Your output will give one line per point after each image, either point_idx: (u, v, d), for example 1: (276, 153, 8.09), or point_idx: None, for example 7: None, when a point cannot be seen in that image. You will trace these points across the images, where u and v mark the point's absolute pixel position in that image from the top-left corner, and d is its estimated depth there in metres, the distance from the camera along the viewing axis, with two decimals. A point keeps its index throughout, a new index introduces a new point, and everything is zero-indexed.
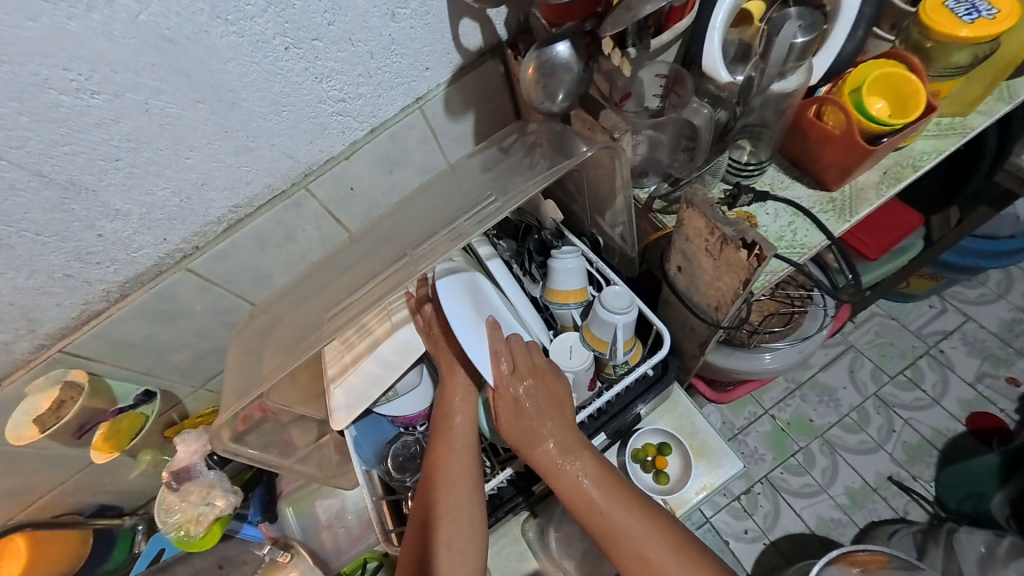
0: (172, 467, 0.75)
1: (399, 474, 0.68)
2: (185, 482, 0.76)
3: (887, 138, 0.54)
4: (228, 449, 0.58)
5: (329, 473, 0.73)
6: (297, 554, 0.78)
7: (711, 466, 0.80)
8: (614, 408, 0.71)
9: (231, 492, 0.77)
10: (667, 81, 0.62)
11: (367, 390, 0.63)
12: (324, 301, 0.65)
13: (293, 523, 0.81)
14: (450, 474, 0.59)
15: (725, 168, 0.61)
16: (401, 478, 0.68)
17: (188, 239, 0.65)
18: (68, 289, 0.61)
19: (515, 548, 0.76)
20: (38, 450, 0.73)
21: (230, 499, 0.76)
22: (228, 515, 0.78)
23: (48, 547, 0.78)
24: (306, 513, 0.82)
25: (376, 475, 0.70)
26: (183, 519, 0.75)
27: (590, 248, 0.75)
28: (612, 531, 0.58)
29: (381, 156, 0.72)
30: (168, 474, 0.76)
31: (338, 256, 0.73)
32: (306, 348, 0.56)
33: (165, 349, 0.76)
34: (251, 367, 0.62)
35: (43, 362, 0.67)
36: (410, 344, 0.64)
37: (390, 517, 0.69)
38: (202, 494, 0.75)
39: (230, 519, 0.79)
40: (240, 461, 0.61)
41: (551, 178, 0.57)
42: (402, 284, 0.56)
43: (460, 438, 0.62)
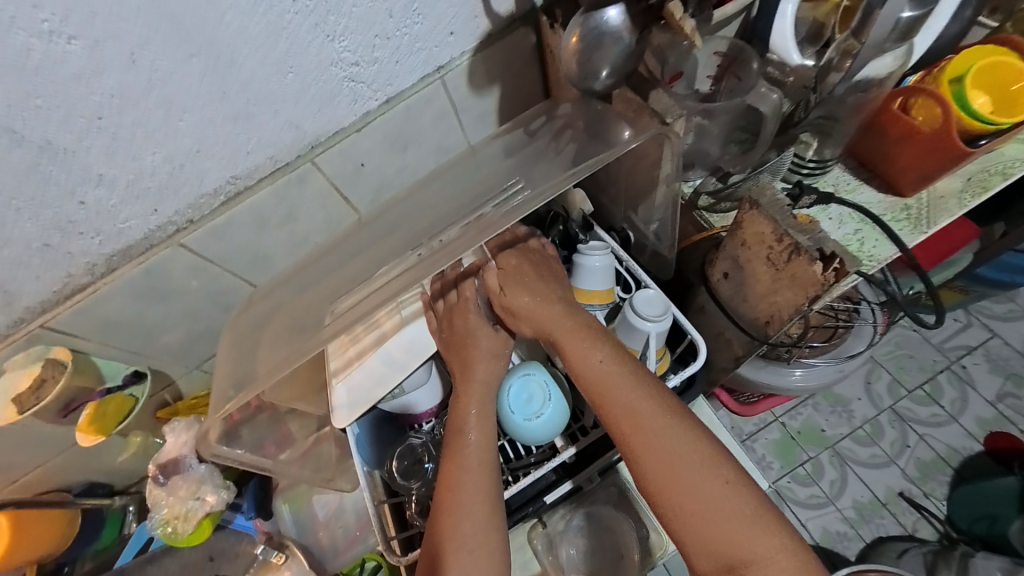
0: (160, 458, 0.73)
1: (405, 480, 0.64)
2: (172, 476, 0.73)
3: (987, 141, 0.48)
4: (214, 454, 0.53)
5: (327, 475, 0.69)
6: (291, 555, 0.74)
7: None
8: None
9: (222, 487, 0.74)
10: (724, 61, 0.54)
11: (374, 388, 0.58)
12: (325, 293, 0.60)
13: (287, 521, 0.78)
14: (465, 483, 0.55)
15: (787, 165, 0.57)
16: (406, 484, 0.63)
17: (180, 212, 0.59)
18: (47, 261, 0.56)
19: (519, 556, 0.72)
20: (19, 429, 0.69)
21: (221, 495, 0.73)
22: (219, 511, 0.74)
23: (28, 531, 0.73)
24: (303, 511, 0.79)
25: (378, 476, 0.66)
26: (170, 515, 0.72)
27: (619, 245, 0.68)
28: (668, 482, 0.48)
29: (395, 131, 0.66)
30: (156, 467, 0.73)
31: (345, 240, 0.68)
32: (310, 342, 0.51)
33: (156, 329, 0.70)
34: (248, 357, 0.58)
35: (24, 337, 0.62)
36: (418, 343, 0.59)
37: (392, 522, 0.64)
38: (191, 490, 0.72)
39: (222, 512, 0.76)
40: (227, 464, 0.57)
41: (589, 170, 0.50)
42: (417, 279, 0.51)
43: (478, 456, 0.56)
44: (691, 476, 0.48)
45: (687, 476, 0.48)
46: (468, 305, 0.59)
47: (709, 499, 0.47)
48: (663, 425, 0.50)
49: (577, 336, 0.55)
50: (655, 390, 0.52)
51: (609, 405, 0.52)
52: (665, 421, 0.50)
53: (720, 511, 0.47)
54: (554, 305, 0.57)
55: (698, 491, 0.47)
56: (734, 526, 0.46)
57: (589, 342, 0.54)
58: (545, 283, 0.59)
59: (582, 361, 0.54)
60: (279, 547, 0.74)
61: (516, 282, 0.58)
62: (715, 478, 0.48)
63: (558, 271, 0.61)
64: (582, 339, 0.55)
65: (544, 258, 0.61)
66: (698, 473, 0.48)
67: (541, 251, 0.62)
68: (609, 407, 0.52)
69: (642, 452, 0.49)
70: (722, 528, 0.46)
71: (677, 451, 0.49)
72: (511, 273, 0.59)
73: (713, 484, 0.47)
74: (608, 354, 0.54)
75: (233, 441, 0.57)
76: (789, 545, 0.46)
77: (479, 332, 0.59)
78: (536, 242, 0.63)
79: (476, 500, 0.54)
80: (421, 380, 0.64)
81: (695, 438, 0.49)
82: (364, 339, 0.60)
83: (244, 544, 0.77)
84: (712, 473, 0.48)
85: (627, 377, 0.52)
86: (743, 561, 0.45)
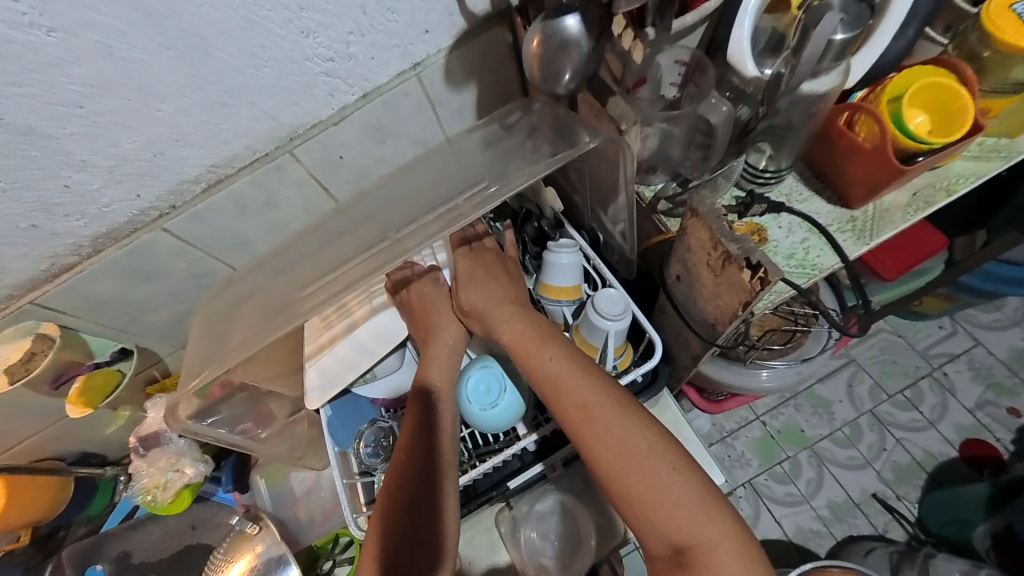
0: (138, 433, 0.77)
1: (370, 460, 0.66)
2: (151, 448, 0.78)
3: (923, 158, 0.51)
4: (185, 428, 0.56)
5: (299, 453, 0.74)
6: (265, 527, 0.77)
7: None
8: None
9: (200, 461, 0.78)
10: (687, 68, 0.57)
11: (343, 372, 0.62)
12: (298, 279, 0.62)
13: (264, 494, 0.81)
14: (425, 467, 0.57)
15: (740, 173, 0.59)
16: (372, 464, 0.65)
17: (162, 197, 0.62)
18: (34, 239, 0.60)
19: (486, 539, 0.75)
20: (11, 399, 0.72)
21: (198, 468, 0.78)
22: (198, 482, 0.78)
23: (23, 495, 0.77)
24: (280, 486, 0.81)
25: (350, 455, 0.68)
26: (149, 484, 0.76)
27: (588, 243, 0.70)
28: (618, 471, 0.51)
29: (372, 123, 0.68)
30: (135, 441, 0.78)
31: (323, 226, 0.70)
32: (279, 323, 0.54)
33: (142, 307, 0.74)
34: (222, 337, 0.61)
35: (14, 311, 0.65)
36: (387, 330, 0.63)
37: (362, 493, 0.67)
38: (170, 461, 0.76)
39: (202, 483, 0.81)
40: (202, 440, 0.59)
41: (551, 166, 0.53)
42: (379, 268, 0.53)
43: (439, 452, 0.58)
44: (644, 466, 0.51)
45: (639, 465, 0.51)
46: (433, 293, 0.63)
47: (661, 486, 0.50)
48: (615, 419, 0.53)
49: (533, 335, 0.58)
50: (607, 387, 0.55)
51: (563, 400, 0.54)
52: (615, 416, 0.53)
53: (672, 499, 0.49)
54: (511, 303, 0.61)
55: (647, 479, 0.50)
56: (685, 511, 0.49)
57: (542, 342, 0.58)
58: (503, 283, 0.63)
59: (537, 361, 0.57)
60: (253, 519, 0.78)
61: (478, 282, 0.63)
62: (665, 468, 0.50)
63: (513, 270, 0.64)
64: (540, 339, 0.58)
65: (504, 262, 0.65)
66: (647, 464, 0.51)
67: (497, 252, 0.66)
68: (562, 402, 0.54)
69: (595, 446, 0.52)
70: (671, 513, 0.49)
71: (629, 443, 0.51)
72: (469, 272, 0.63)
73: (661, 473, 0.50)
74: (562, 354, 0.57)
75: (209, 416, 0.61)
76: (734, 526, 0.49)
77: (442, 324, 0.62)
78: (495, 242, 0.67)
79: (436, 483, 0.56)
80: (391, 365, 0.67)
81: (646, 431, 0.52)
82: (338, 324, 0.63)
83: (226, 515, 0.81)
84: (663, 464, 0.51)
85: (582, 375, 0.55)
86: (695, 544, 0.48)
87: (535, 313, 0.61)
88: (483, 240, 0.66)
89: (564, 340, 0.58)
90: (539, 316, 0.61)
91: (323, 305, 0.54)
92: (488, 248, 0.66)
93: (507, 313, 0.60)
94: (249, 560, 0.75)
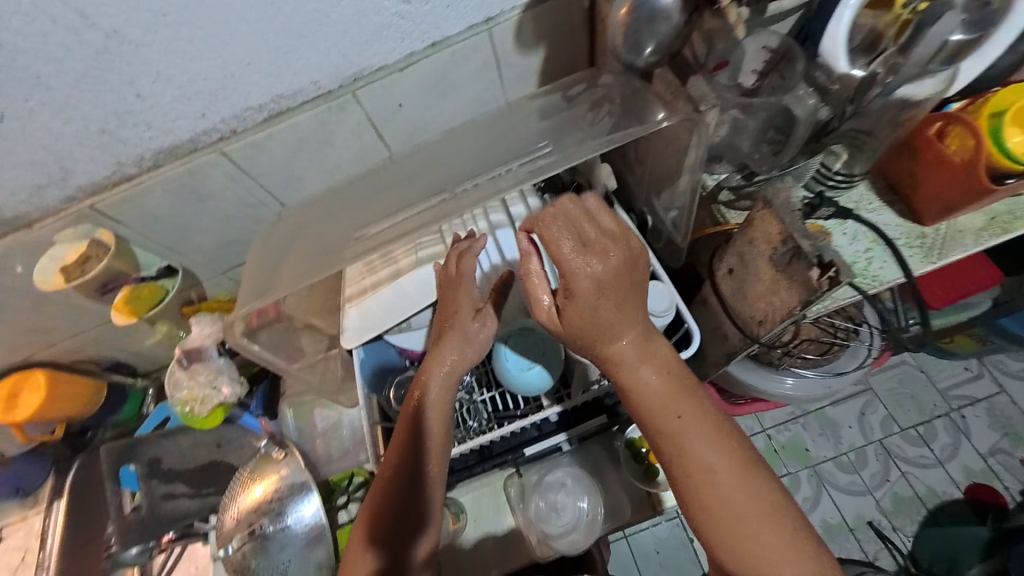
0: (185, 345, 0.79)
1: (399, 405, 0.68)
2: (194, 361, 0.79)
3: (1013, 180, 0.49)
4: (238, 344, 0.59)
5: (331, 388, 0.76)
6: (291, 453, 0.73)
7: None
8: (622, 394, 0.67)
9: (236, 382, 0.81)
10: (773, 57, 0.55)
11: (377, 321, 0.63)
12: (352, 223, 0.63)
13: (290, 424, 0.83)
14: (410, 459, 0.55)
15: (812, 173, 0.59)
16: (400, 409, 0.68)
17: (226, 120, 0.63)
18: (102, 145, 0.61)
19: (493, 500, 0.73)
20: (62, 298, 0.76)
21: (234, 389, 0.81)
22: (230, 404, 0.81)
23: (65, 391, 0.82)
24: (305, 420, 0.83)
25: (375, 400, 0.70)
26: (188, 396, 0.79)
27: (635, 227, 0.69)
28: (701, 487, 0.44)
29: (436, 76, 0.67)
30: (180, 352, 0.79)
31: (374, 175, 0.71)
32: (327, 265, 0.56)
33: (190, 229, 0.75)
34: (272, 269, 0.62)
35: (74, 215, 0.67)
36: (430, 283, 0.63)
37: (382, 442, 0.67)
38: (209, 377, 0.79)
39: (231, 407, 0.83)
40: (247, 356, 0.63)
41: (611, 144, 0.52)
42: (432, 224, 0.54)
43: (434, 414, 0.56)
44: (726, 480, 0.44)
45: (723, 485, 0.43)
46: (454, 299, 0.58)
47: (746, 513, 0.43)
48: (656, 433, 0.46)
49: (620, 328, 0.47)
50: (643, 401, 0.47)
51: (646, 403, 0.47)
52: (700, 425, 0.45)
53: (732, 521, 0.43)
54: (597, 282, 0.45)
55: (731, 499, 0.43)
56: (770, 543, 0.42)
57: (631, 336, 0.47)
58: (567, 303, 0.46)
59: (621, 358, 0.48)
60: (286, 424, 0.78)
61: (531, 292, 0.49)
62: (752, 487, 0.44)
63: (600, 234, 0.47)
64: (626, 332, 0.47)
65: (565, 247, 0.46)
66: (733, 482, 0.43)
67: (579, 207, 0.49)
68: (644, 403, 0.47)
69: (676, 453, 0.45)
70: (754, 544, 0.42)
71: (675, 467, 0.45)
72: (546, 234, 0.47)
73: (743, 493, 0.43)
74: (652, 351, 0.48)
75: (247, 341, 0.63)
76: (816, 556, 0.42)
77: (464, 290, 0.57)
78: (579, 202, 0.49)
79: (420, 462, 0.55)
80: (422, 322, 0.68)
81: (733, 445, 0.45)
82: (383, 272, 0.64)
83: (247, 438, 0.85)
84: (749, 484, 0.44)
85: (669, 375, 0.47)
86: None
87: (623, 298, 0.47)
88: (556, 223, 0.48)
89: (656, 339, 0.49)
90: (590, 325, 0.47)
91: (368, 254, 0.57)
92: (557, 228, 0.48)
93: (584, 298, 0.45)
94: (268, 482, 0.72)
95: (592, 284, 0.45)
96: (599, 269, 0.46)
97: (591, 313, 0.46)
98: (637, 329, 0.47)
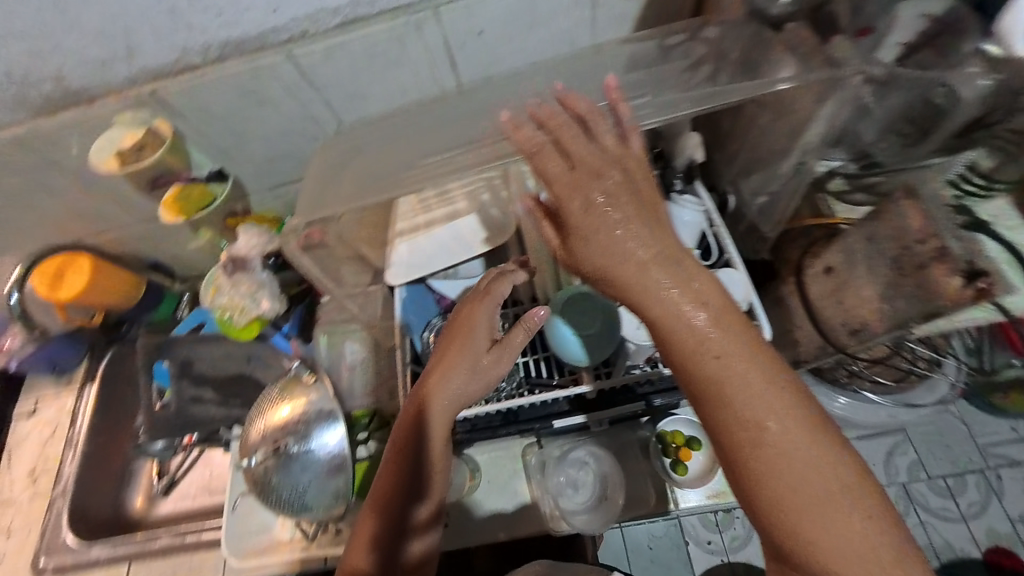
0: (230, 251, 0.72)
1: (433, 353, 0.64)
2: (237, 270, 0.73)
3: None
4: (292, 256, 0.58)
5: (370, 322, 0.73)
6: (321, 378, 0.67)
7: None
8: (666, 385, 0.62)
9: (276, 299, 0.74)
10: (934, 26, 0.48)
11: (434, 259, 0.61)
12: (414, 150, 0.58)
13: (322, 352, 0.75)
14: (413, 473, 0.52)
15: (955, 172, 0.54)
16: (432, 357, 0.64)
17: (299, 18, 0.59)
18: (170, 25, 0.58)
19: (509, 464, 0.71)
20: (112, 185, 0.75)
21: (274, 306, 0.74)
22: (267, 320, 0.75)
23: (107, 279, 0.83)
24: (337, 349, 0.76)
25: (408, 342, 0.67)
26: (227, 304, 0.72)
27: (715, 207, 0.62)
28: (736, 445, 0.35)
29: (525, 4, 0.61)
30: (226, 258, 0.72)
31: (441, 104, 0.65)
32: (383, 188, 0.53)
33: (245, 135, 0.73)
34: (326, 185, 0.59)
35: (135, 98, 0.65)
36: (491, 227, 0.60)
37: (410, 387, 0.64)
38: (250, 290, 0.72)
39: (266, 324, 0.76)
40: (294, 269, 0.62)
41: (712, 101, 0.46)
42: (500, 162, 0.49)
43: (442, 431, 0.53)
44: (766, 437, 0.34)
45: (763, 445, 0.34)
46: (465, 325, 0.55)
47: (789, 478, 0.33)
48: (692, 386, 0.36)
49: (643, 254, 0.37)
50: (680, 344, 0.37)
51: (671, 348, 0.37)
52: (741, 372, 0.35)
53: (785, 502, 0.33)
54: (613, 204, 0.38)
55: (772, 458, 0.33)
56: (820, 512, 0.32)
57: (655, 267, 0.37)
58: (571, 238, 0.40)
59: (641, 292, 0.37)
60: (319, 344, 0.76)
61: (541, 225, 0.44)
62: (802, 446, 0.33)
63: (626, 154, 0.40)
64: (647, 262, 0.37)
65: (584, 180, 0.39)
66: (776, 441, 0.34)
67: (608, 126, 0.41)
68: (669, 348, 0.37)
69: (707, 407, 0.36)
70: (801, 516, 0.33)
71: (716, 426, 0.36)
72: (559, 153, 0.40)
73: (790, 456, 0.33)
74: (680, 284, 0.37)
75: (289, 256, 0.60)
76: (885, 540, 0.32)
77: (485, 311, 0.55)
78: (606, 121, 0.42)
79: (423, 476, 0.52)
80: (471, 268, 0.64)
81: (780, 398, 0.34)
82: (442, 210, 0.62)
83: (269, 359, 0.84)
84: (794, 445, 0.33)
85: (703, 313, 0.36)
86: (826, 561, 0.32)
87: (646, 219, 0.38)
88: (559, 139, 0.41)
89: (690, 267, 0.38)
90: (609, 256, 0.38)
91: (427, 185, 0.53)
92: (555, 150, 0.41)
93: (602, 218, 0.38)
94: (297, 401, 0.66)
95: (591, 219, 0.38)
96: (609, 203, 0.38)
97: (596, 256, 0.38)
98: (661, 258, 0.37)
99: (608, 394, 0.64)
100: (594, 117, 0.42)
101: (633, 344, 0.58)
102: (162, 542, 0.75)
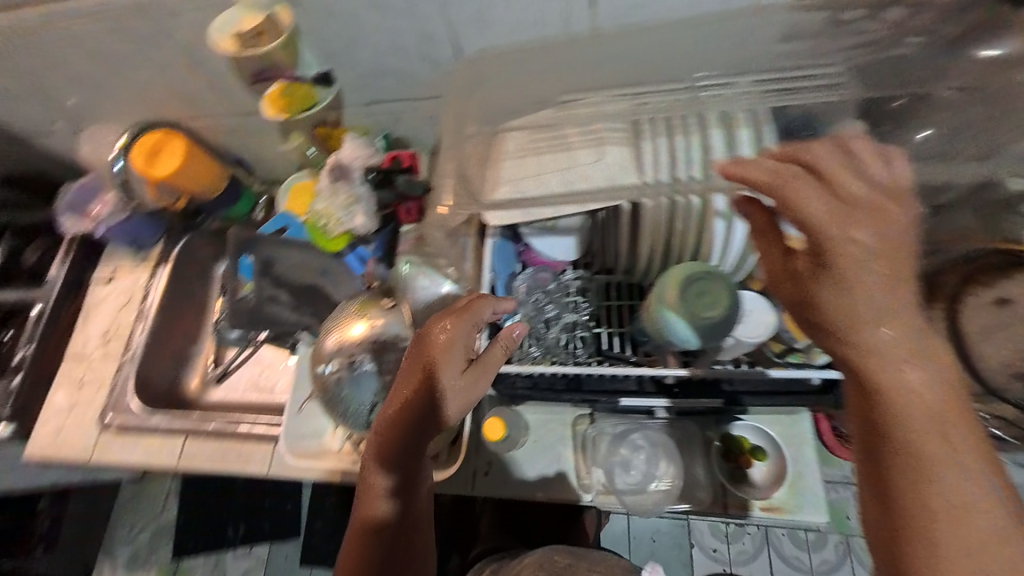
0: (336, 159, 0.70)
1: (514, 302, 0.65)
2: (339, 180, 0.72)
3: None
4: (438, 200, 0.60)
5: None
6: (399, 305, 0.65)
7: (792, 500, 0.62)
8: (747, 388, 0.58)
9: (370, 217, 0.72)
10: None
11: (529, 203, 0.55)
12: (551, 89, 0.57)
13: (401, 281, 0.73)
14: (400, 495, 0.56)
15: None
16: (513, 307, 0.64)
17: None
18: None
19: (559, 431, 0.70)
20: (219, 70, 0.73)
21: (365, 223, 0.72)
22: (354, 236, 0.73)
23: (196, 164, 0.84)
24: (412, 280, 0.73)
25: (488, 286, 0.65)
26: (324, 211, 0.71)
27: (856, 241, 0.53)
28: (919, 524, 0.34)
29: None
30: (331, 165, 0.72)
31: (577, 38, 0.58)
32: (538, 127, 0.56)
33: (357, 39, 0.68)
34: (463, 117, 0.59)
35: None
36: (614, 178, 0.52)
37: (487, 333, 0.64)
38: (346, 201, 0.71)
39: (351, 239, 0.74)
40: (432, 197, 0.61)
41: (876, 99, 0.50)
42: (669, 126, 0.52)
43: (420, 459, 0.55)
44: (960, 528, 0.33)
45: (957, 538, 0.33)
46: (441, 344, 0.54)
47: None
48: (890, 441, 0.37)
49: (884, 316, 0.38)
50: (902, 407, 0.36)
51: (878, 405, 0.37)
52: (950, 454, 0.35)
53: None
54: (873, 259, 0.39)
55: (961, 552, 0.33)
56: None
57: (898, 330, 0.38)
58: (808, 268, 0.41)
59: (866, 347, 0.38)
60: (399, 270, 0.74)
61: (763, 246, 0.46)
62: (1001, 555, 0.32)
63: (896, 216, 0.40)
64: (893, 321, 0.38)
65: (850, 216, 0.39)
66: (968, 537, 0.33)
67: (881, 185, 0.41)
68: (875, 404, 0.38)
69: (893, 473, 0.36)
70: None
71: (897, 494, 0.36)
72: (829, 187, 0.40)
73: (980, 556, 0.33)
74: (916, 354, 0.37)
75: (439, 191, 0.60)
76: None
77: (455, 351, 0.54)
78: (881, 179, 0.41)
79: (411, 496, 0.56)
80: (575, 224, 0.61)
81: (988, 499, 0.34)
82: (552, 155, 0.54)
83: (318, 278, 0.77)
84: (995, 552, 0.32)
85: (931, 389, 0.36)
86: None
87: (900, 283, 0.38)
88: (812, 169, 0.41)
89: (931, 345, 0.38)
90: (846, 301, 0.39)
91: (573, 129, 0.54)
92: (811, 180, 0.41)
93: (853, 265, 0.39)
94: (375, 321, 0.64)
95: (850, 262, 0.39)
96: (864, 245, 0.39)
97: (838, 298, 0.39)
98: (907, 325, 0.38)
99: (691, 383, 0.60)
100: (853, 143, 0.42)
101: (733, 339, 0.58)
102: (214, 425, 0.78)
